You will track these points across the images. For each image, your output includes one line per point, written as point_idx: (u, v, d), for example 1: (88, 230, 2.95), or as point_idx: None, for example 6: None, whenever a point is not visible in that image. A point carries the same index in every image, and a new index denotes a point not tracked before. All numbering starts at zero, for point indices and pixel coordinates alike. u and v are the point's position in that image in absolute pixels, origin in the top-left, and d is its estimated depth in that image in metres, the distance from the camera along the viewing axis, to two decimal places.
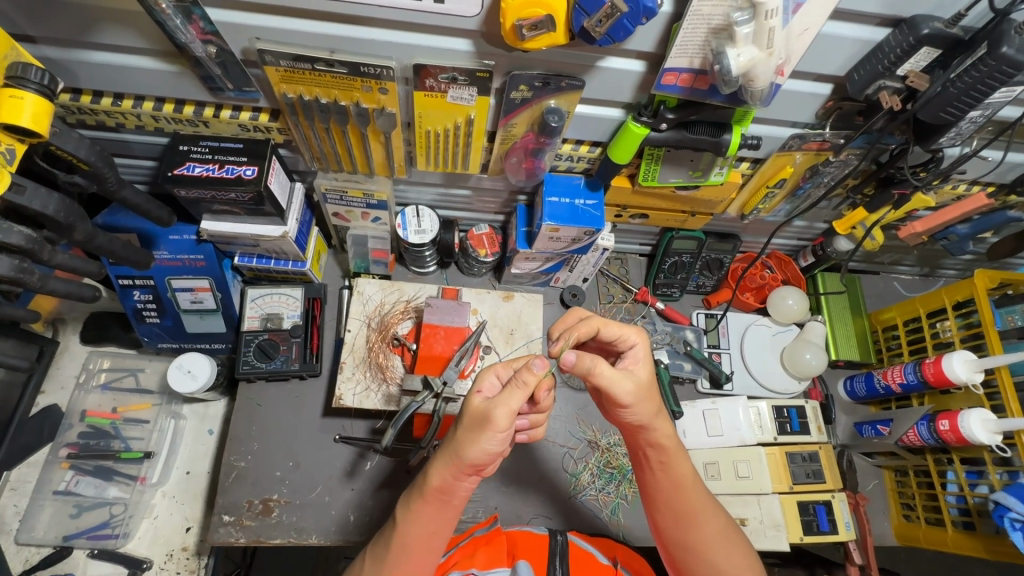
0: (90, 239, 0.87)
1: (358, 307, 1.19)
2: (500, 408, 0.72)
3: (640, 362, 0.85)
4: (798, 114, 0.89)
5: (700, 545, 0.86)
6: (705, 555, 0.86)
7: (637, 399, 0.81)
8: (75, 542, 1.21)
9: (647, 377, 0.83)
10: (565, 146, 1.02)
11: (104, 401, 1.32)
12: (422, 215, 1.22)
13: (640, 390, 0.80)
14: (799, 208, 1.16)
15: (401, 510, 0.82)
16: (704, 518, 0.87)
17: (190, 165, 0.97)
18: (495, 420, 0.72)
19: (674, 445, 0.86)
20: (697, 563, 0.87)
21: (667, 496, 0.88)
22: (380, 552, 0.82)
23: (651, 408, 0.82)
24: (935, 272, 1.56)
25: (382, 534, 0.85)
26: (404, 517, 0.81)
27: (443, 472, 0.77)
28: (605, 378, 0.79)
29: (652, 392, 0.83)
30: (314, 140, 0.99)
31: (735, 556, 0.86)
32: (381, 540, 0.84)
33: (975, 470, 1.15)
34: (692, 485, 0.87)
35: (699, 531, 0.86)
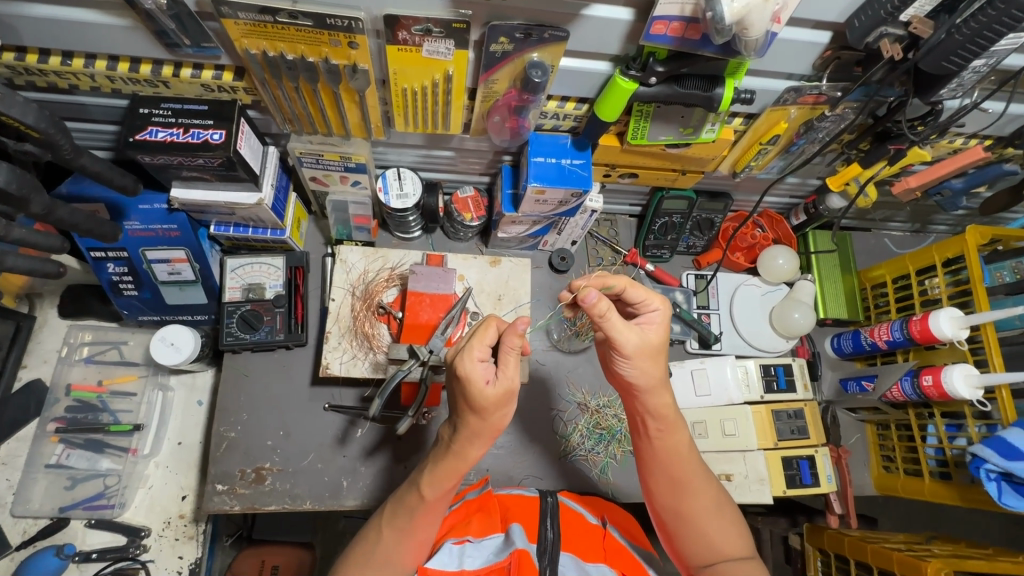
0: (51, 211, 0.82)
1: (342, 275, 1.16)
2: (515, 379, 0.74)
3: (653, 325, 0.83)
4: (794, 65, 0.84)
5: (694, 514, 0.88)
6: (698, 526, 0.87)
7: (641, 358, 0.80)
8: (71, 513, 1.22)
9: (656, 339, 0.82)
10: (550, 103, 0.97)
11: (88, 374, 1.30)
12: (403, 178, 1.17)
13: (643, 348, 0.80)
14: (793, 165, 1.12)
15: (427, 481, 0.82)
16: (700, 489, 0.88)
17: (153, 130, 0.92)
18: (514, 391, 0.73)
19: (673, 414, 0.87)
20: (688, 533, 0.88)
21: (662, 459, 0.88)
22: (401, 520, 0.85)
23: (653, 371, 0.82)
24: (926, 228, 1.55)
25: (401, 499, 0.87)
26: (431, 489, 0.82)
27: (475, 446, 0.78)
28: (610, 326, 0.78)
29: (656, 356, 0.82)
30: (284, 100, 0.93)
31: (727, 530, 0.87)
32: (400, 508, 0.86)
33: (955, 423, 1.17)
34: (689, 455, 0.89)
35: (694, 501, 0.88)
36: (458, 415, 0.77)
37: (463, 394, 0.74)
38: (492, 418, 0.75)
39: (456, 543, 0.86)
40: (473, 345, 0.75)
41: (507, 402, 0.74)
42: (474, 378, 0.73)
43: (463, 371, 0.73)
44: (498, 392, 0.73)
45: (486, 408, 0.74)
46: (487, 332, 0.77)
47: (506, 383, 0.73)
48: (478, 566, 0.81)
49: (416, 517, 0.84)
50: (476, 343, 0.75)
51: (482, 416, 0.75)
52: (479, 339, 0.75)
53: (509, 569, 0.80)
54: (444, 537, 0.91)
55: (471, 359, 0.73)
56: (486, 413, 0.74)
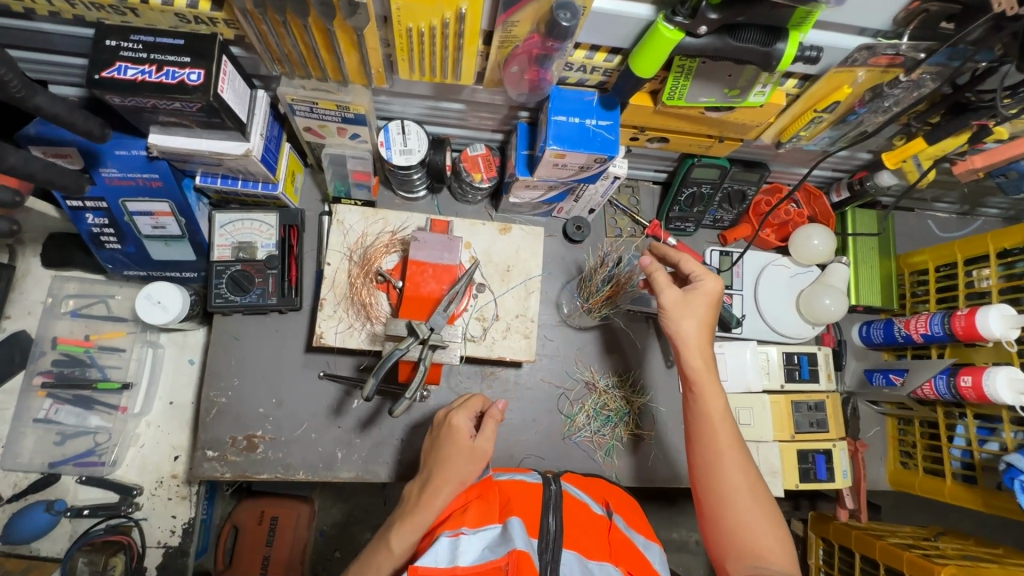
0: (1, 157, 0.71)
1: (339, 238, 1.07)
2: (488, 439, 0.92)
3: (700, 294, 0.93)
4: (872, 16, 0.70)
5: (731, 494, 0.84)
6: (735, 513, 0.83)
7: (689, 313, 0.92)
8: (62, 469, 1.20)
9: (698, 309, 0.93)
10: (577, 53, 0.84)
11: (75, 328, 1.24)
12: (407, 132, 1.05)
13: (679, 306, 0.93)
14: (846, 136, 0.99)
15: (398, 536, 0.84)
16: (738, 469, 0.85)
17: (121, 66, 0.80)
18: (482, 447, 0.91)
19: (711, 379, 0.91)
20: (727, 521, 0.83)
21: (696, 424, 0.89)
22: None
23: (689, 327, 0.92)
24: (976, 211, 1.42)
25: (364, 562, 0.86)
26: (401, 541, 0.84)
27: (443, 496, 0.86)
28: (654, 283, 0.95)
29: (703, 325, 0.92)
30: (271, 37, 0.81)
31: (762, 519, 0.82)
32: (368, 564, 0.84)
33: (988, 427, 1.10)
34: (727, 429, 0.88)
35: (728, 478, 0.85)
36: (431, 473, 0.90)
37: (447, 444, 0.92)
38: (460, 470, 0.88)
39: (450, 535, 0.79)
40: (461, 411, 0.95)
41: (479, 460, 0.90)
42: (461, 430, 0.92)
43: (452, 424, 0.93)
44: (472, 443, 0.91)
45: (457, 455, 0.90)
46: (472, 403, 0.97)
47: (482, 442, 0.91)
48: (472, 562, 0.74)
49: (381, 571, 0.83)
50: (462, 410, 0.95)
51: (456, 470, 0.88)
52: (467, 407, 0.96)
53: (506, 569, 0.72)
54: (436, 528, 0.84)
55: (461, 417, 0.94)
56: (459, 462, 0.89)
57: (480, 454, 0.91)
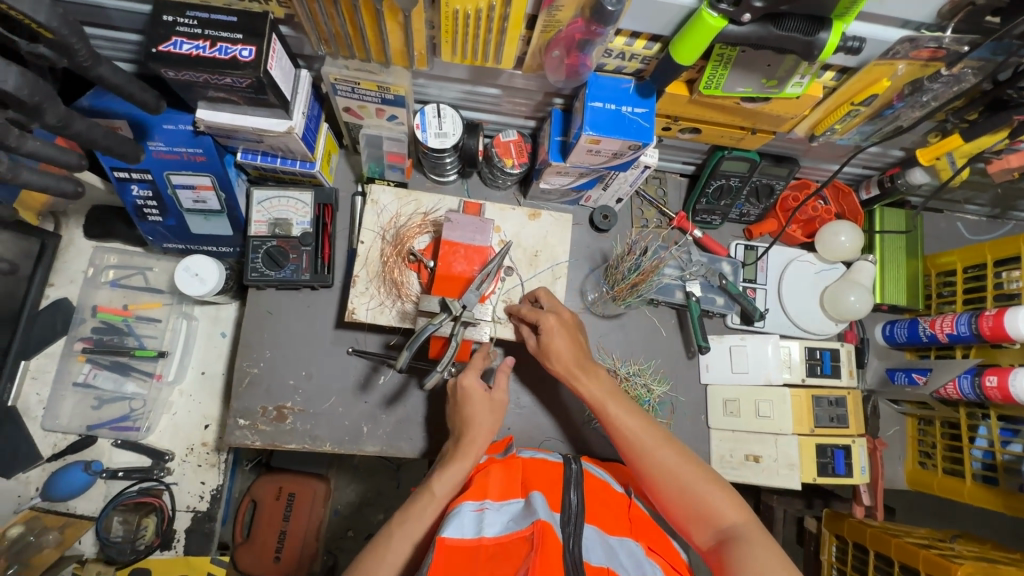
0: (67, 123, 0.75)
1: (372, 218, 1.10)
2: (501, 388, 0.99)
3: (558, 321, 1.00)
4: (918, 9, 0.71)
5: (666, 476, 0.87)
6: (677, 489, 0.86)
7: (554, 342, 0.99)
8: (98, 432, 1.25)
9: (564, 334, 1.00)
10: (617, 40, 0.85)
11: (114, 297, 1.29)
12: (443, 116, 1.07)
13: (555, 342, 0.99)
14: (881, 131, 0.99)
15: (438, 481, 0.89)
16: (663, 450, 0.89)
17: (177, 41, 0.83)
18: (499, 396, 0.99)
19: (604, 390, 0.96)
20: (677, 501, 0.86)
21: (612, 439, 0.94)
22: (409, 525, 0.84)
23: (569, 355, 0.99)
24: (1006, 214, 1.41)
25: (408, 505, 0.88)
26: (444, 484, 0.88)
27: (479, 442, 0.93)
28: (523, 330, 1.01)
29: (570, 343, 0.99)
30: (321, 16, 0.84)
31: (704, 482, 0.86)
32: (409, 510, 0.87)
33: (1011, 428, 1.10)
34: (639, 421, 0.93)
35: (659, 463, 0.88)
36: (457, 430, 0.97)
37: (466, 407, 0.97)
38: (484, 421, 0.95)
39: (476, 509, 0.81)
40: (467, 372, 0.98)
41: (497, 410, 0.98)
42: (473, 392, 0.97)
43: (465, 386, 0.97)
44: (488, 396, 0.98)
45: (479, 417, 0.96)
46: (478, 360, 1.00)
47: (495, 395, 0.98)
48: (497, 533, 0.75)
49: (425, 515, 0.86)
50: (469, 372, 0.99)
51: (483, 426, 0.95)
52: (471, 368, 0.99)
53: (530, 537, 0.71)
54: (459, 499, 0.85)
55: (470, 377, 0.98)
56: (481, 421, 0.95)
57: (498, 403, 0.98)
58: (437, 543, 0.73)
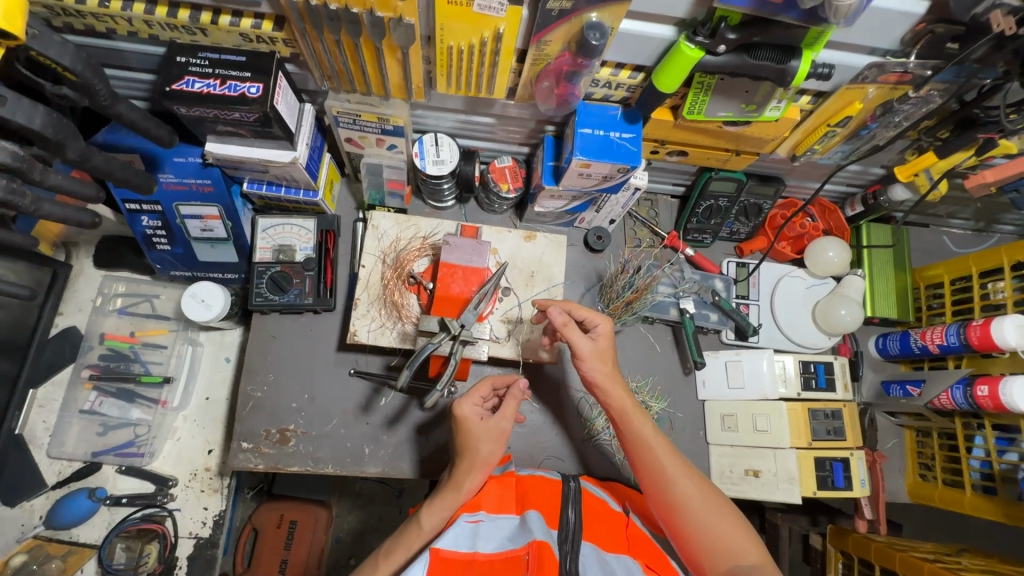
0: (86, 158, 0.79)
1: (373, 242, 1.14)
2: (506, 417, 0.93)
3: (604, 333, 0.98)
4: (882, 37, 0.76)
5: (689, 507, 0.87)
6: (697, 520, 0.86)
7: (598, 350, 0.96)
8: (103, 458, 1.26)
9: (607, 346, 0.97)
10: (603, 70, 0.90)
11: (121, 324, 1.32)
12: (441, 144, 1.12)
13: (597, 350, 0.96)
14: (859, 151, 1.04)
15: (428, 511, 0.88)
16: (690, 482, 0.89)
17: (189, 80, 0.88)
18: (502, 427, 0.92)
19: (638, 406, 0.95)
20: (695, 533, 0.85)
21: (637, 459, 0.92)
22: (398, 551, 0.85)
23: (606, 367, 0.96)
24: (991, 227, 1.44)
25: (398, 534, 0.89)
26: (432, 517, 0.87)
27: (471, 478, 0.88)
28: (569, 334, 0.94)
29: (609, 359, 0.97)
30: (324, 54, 0.89)
31: (725, 519, 0.86)
32: (399, 539, 0.87)
33: (1006, 437, 1.11)
34: (670, 450, 0.92)
35: (685, 494, 0.87)
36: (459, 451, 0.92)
37: (463, 431, 0.92)
38: (482, 451, 0.89)
39: (470, 522, 0.82)
40: (472, 393, 0.95)
41: (499, 439, 0.92)
42: (472, 418, 0.91)
43: (461, 415, 0.92)
44: (489, 425, 0.91)
45: (479, 442, 0.90)
46: (482, 387, 0.96)
47: (498, 424, 0.92)
48: (492, 549, 0.77)
49: (411, 549, 0.85)
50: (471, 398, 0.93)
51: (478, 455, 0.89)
52: (473, 392, 0.95)
53: (526, 557, 0.74)
54: (456, 513, 0.87)
55: (468, 404, 0.92)
56: (479, 446, 0.90)
57: (503, 434, 0.92)
58: (431, 553, 0.74)
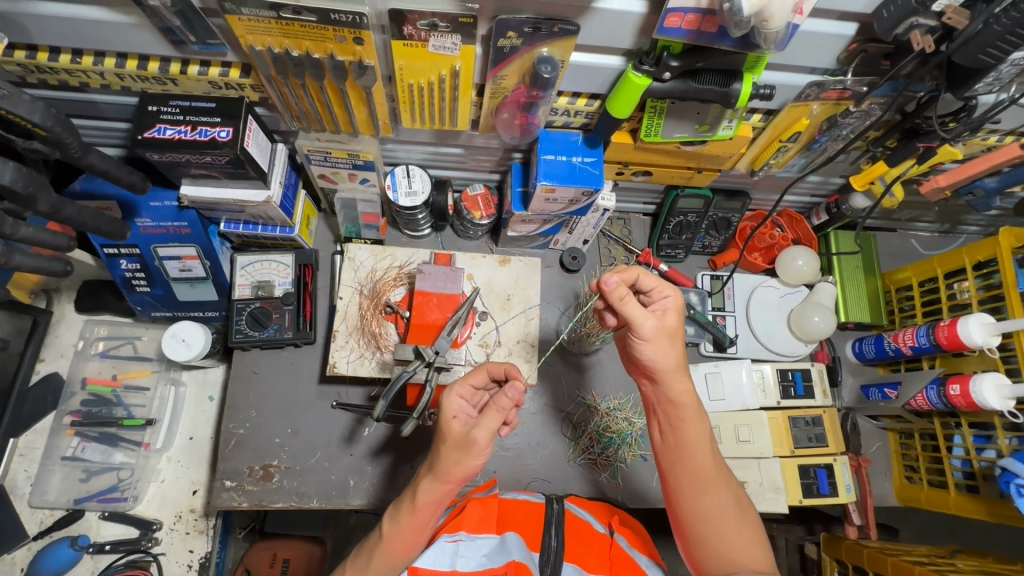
0: (59, 209, 0.81)
1: (350, 274, 1.15)
2: (479, 429, 0.76)
3: (670, 311, 0.86)
4: (818, 58, 0.80)
5: (710, 513, 0.85)
6: (711, 527, 0.85)
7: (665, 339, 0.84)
8: (86, 505, 1.25)
9: (674, 326, 0.84)
10: (560, 99, 0.94)
11: (103, 368, 1.32)
12: (412, 176, 1.15)
13: (661, 330, 0.83)
14: (815, 162, 1.08)
15: (387, 523, 0.83)
16: (719, 489, 0.86)
17: (161, 127, 0.91)
18: (473, 437, 0.76)
19: (694, 404, 0.86)
20: (705, 537, 0.85)
21: (679, 452, 0.87)
22: (360, 562, 0.83)
23: (670, 355, 0.83)
24: (956, 229, 1.48)
25: (363, 546, 0.86)
26: (389, 529, 0.82)
27: (428, 486, 0.79)
28: (629, 310, 0.81)
29: (674, 340, 0.85)
30: (291, 97, 0.92)
31: (741, 535, 0.84)
32: (361, 549, 0.85)
33: (984, 434, 1.12)
34: (710, 451, 0.87)
35: (710, 499, 0.85)
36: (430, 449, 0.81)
37: (436, 425, 0.79)
38: (444, 458, 0.77)
39: (450, 539, 0.86)
40: (457, 383, 0.81)
41: (467, 450, 0.77)
42: (444, 413, 0.78)
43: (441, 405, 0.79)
44: (462, 430, 0.77)
45: (448, 443, 0.78)
46: (476, 375, 0.83)
47: (471, 431, 0.77)
48: (472, 569, 0.83)
49: (372, 564, 0.82)
50: (461, 385, 0.82)
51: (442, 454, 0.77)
52: (464, 380, 0.82)
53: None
54: (438, 531, 0.90)
55: (451, 396, 0.79)
56: (444, 448, 0.77)
57: (474, 444, 0.76)
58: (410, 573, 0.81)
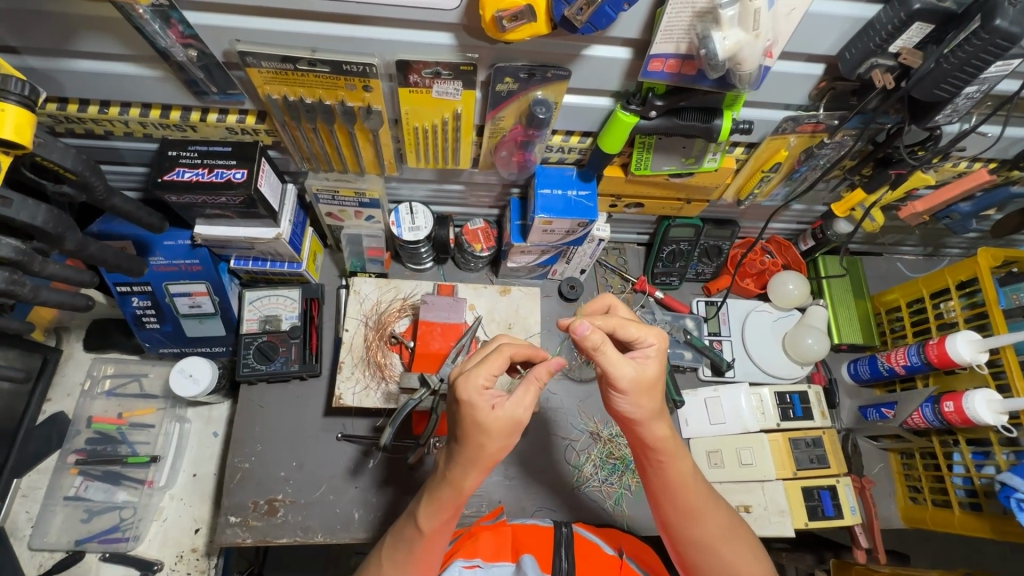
0: (82, 248, 0.86)
1: (355, 306, 1.18)
2: (522, 406, 0.74)
3: (649, 359, 0.80)
4: (792, 96, 0.87)
5: (705, 540, 0.85)
6: (712, 549, 0.85)
7: (640, 390, 0.78)
8: (87, 546, 1.23)
9: (654, 374, 0.79)
10: (555, 137, 1.00)
11: (109, 406, 1.34)
12: (415, 212, 1.20)
13: (639, 382, 0.77)
14: (797, 191, 1.15)
15: (424, 516, 0.80)
16: (710, 514, 0.86)
17: (180, 170, 0.97)
18: (517, 419, 0.74)
19: (674, 443, 0.84)
20: (703, 557, 0.86)
21: (668, 491, 0.85)
22: (400, 553, 0.83)
23: (648, 403, 0.79)
24: (939, 251, 1.54)
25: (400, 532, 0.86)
26: (428, 520, 0.80)
27: (467, 476, 0.76)
28: (605, 360, 0.76)
29: (653, 391, 0.79)
30: (303, 141, 0.98)
31: (739, 546, 0.86)
32: (399, 540, 0.84)
33: (982, 451, 1.13)
34: (694, 482, 0.85)
35: (705, 525, 0.85)
36: (455, 438, 0.76)
37: (465, 417, 0.73)
38: (486, 446, 0.74)
39: (466, 565, 0.88)
40: (479, 369, 0.75)
41: (510, 433, 0.74)
42: (478, 401, 0.72)
43: (466, 390, 0.73)
44: (502, 418, 0.73)
45: (486, 432, 0.73)
46: (495, 358, 0.76)
47: (514, 413, 0.74)
48: None
49: (415, 550, 0.82)
50: (481, 370, 0.75)
51: (477, 443, 0.74)
52: (485, 366, 0.75)
53: None
54: (452, 555, 0.92)
55: (479, 375, 0.74)
56: (484, 441, 0.73)
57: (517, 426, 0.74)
58: None
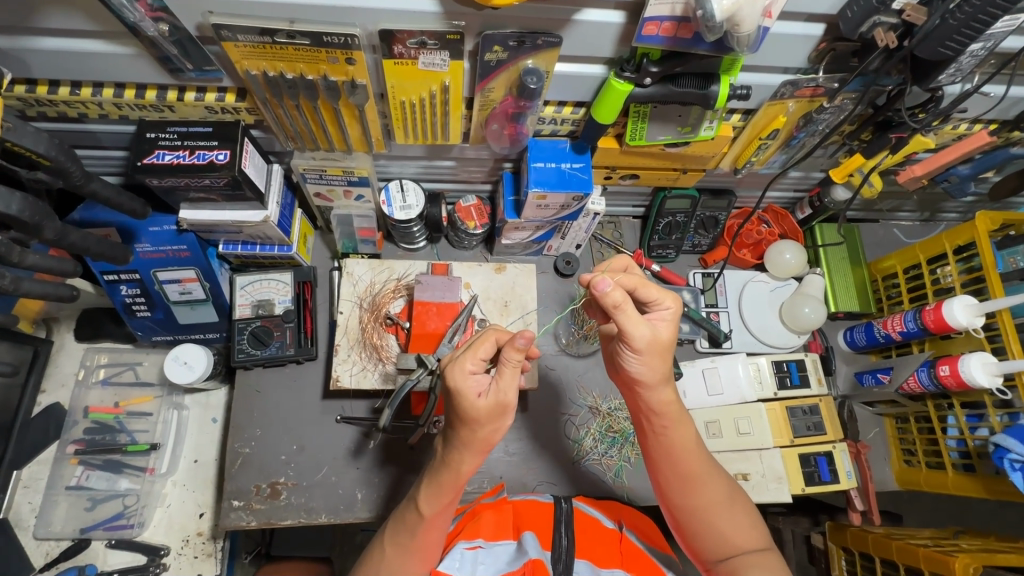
0: (63, 236, 0.83)
1: (349, 289, 1.16)
2: (509, 391, 0.73)
3: (661, 322, 0.80)
4: (790, 59, 0.84)
5: (703, 508, 0.86)
6: (709, 517, 0.86)
7: (656, 352, 0.78)
8: (92, 534, 1.24)
9: (667, 338, 0.79)
10: (547, 109, 0.97)
11: (105, 396, 1.33)
12: (406, 190, 1.18)
13: (654, 344, 0.77)
14: (795, 158, 1.13)
15: (425, 499, 0.81)
16: (708, 482, 0.86)
17: (160, 153, 0.93)
18: (505, 403, 0.73)
19: (678, 410, 0.85)
20: (699, 525, 0.87)
21: (669, 457, 0.86)
22: (402, 537, 0.83)
23: (659, 367, 0.80)
24: (936, 216, 1.53)
25: (402, 516, 0.86)
26: (429, 504, 0.80)
27: (466, 460, 0.76)
28: (623, 319, 0.75)
29: (665, 355, 0.79)
30: (286, 119, 0.95)
31: (736, 516, 0.86)
32: (400, 525, 0.84)
33: (976, 413, 1.15)
34: (696, 449, 0.87)
35: (702, 493, 0.86)
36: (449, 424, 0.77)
37: (454, 406, 0.73)
38: (480, 431, 0.74)
39: (468, 547, 0.88)
40: (465, 357, 0.74)
41: (502, 416, 0.74)
42: (466, 390, 0.72)
43: (456, 379, 0.73)
44: (491, 403, 0.72)
45: (479, 421, 0.74)
46: (482, 344, 0.75)
47: (498, 396, 0.72)
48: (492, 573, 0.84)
49: (416, 534, 0.82)
50: (467, 355, 0.74)
51: (472, 429, 0.74)
52: (472, 351, 0.74)
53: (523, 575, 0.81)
54: (456, 537, 0.92)
55: (467, 364, 0.74)
56: (477, 426, 0.73)
57: (507, 410, 0.74)
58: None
